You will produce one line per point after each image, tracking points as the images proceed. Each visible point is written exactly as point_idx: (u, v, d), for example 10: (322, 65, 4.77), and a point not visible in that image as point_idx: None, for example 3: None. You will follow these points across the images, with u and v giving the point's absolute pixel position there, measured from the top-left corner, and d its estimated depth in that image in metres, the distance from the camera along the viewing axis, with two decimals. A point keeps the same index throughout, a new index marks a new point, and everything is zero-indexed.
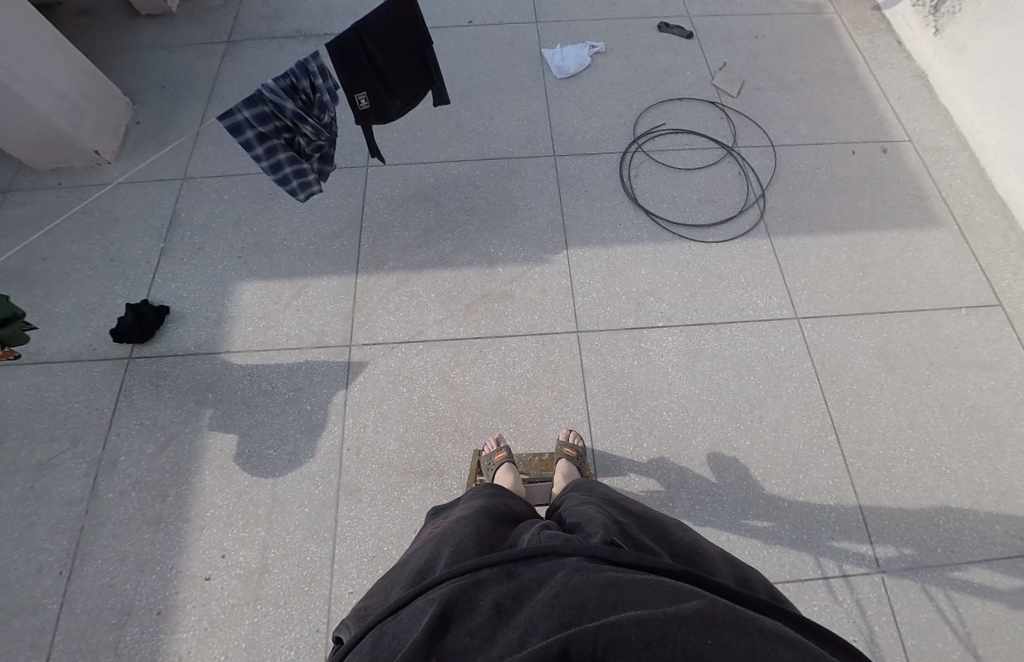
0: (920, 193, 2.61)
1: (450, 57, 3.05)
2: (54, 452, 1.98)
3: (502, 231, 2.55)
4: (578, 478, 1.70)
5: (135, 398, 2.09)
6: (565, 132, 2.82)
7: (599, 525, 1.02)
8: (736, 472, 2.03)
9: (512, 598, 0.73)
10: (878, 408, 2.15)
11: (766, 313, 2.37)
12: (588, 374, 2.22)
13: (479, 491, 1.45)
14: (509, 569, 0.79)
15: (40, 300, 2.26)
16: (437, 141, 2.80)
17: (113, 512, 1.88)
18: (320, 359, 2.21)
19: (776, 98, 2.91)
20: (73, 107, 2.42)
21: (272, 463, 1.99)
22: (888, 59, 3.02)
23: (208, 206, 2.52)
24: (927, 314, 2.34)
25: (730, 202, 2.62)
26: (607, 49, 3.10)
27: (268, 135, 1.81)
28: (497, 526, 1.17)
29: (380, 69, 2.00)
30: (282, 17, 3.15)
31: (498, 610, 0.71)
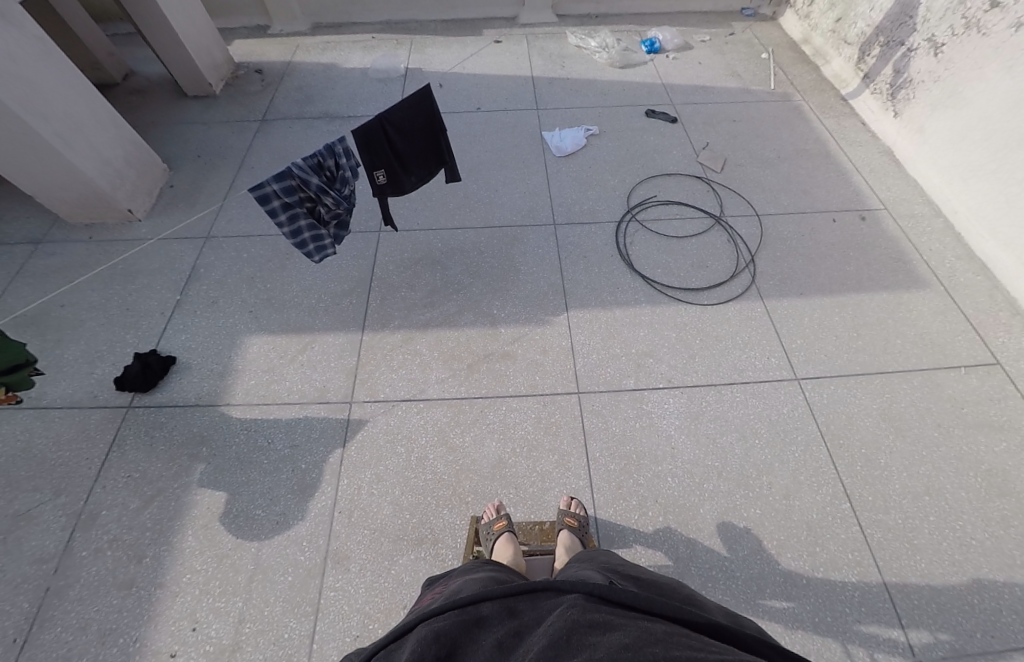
0: (906, 259, 2.71)
1: (458, 138, 3.36)
2: (34, 503, 1.90)
3: (505, 293, 2.64)
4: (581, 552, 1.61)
5: (128, 449, 2.05)
6: (564, 203, 3.02)
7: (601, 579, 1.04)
8: (748, 544, 1.92)
9: (512, 635, 0.78)
10: (890, 473, 2.08)
11: (766, 374, 2.37)
12: (590, 437, 2.19)
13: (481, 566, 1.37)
14: (510, 607, 0.84)
15: (50, 345, 2.31)
16: (444, 210, 3.00)
17: (84, 572, 1.76)
18: (319, 415, 2.19)
19: (759, 173, 3.15)
20: (115, 172, 2.65)
21: (260, 524, 1.90)
22: (856, 139, 3.31)
23: (226, 265, 2.65)
24: (927, 373, 2.34)
25: (723, 268, 2.74)
26: (601, 131, 3.41)
27: (292, 204, 1.97)
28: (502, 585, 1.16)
29: (399, 150, 2.20)
30: (312, 102, 3.53)
31: (498, 647, 0.76)
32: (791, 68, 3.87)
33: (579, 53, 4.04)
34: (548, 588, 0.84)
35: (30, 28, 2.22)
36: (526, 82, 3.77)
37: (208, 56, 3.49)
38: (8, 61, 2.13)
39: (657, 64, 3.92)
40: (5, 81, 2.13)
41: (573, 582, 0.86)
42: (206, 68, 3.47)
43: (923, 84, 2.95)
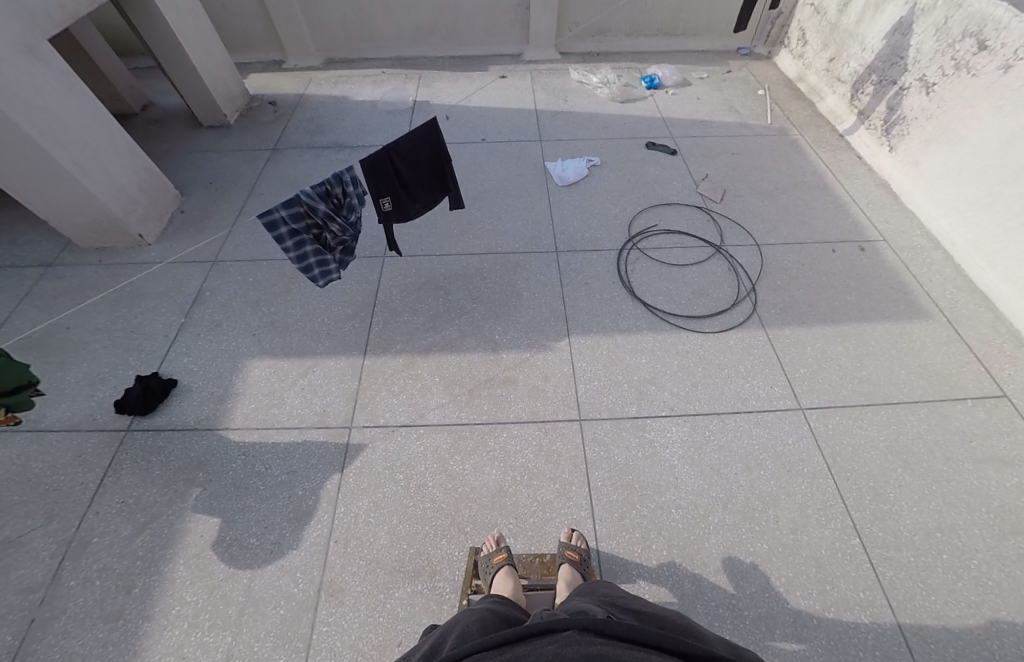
0: (906, 290, 2.72)
1: (463, 167, 3.45)
2: (25, 529, 1.87)
3: (507, 319, 2.65)
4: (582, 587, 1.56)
5: (123, 474, 2.02)
6: (566, 231, 3.07)
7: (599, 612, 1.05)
8: (755, 581, 1.86)
9: None
10: (900, 508, 2.03)
11: (769, 403, 2.35)
12: (591, 465, 2.15)
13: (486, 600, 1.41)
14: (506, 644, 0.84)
15: (53, 367, 2.31)
16: (448, 236, 3.05)
17: (71, 603, 1.72)
18: (318, 440, 2.17)
19: (758, 204, 3.20)
20: (128, 198, 2.71)
21: (254, 553, 1.86)
22: (853, 172, 3.38)
23: (231, 288, 2.68)
24: (933, 405, 2.31)
25: (724, 296, 2.75)
26: (602, 162, 3.49)
27: (299, 230, 2.00)
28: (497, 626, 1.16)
29: (404, 178, 2.25)
30: (322, 132, 3.64)
31: None
32: (787, 103, 3.99)
33: (581, 87, 4.18)
34: (545, 626, 0.85)
35: (56, 63, 2.32)
36: (529, 115, 3.89)
37: (224, 88, 3.62)
38: (32, 93, 2.21)
39: (656, 99, 4.04)
40: (28, 111, 2.20)
41: (570, 618, 0.86)
42: (221, 100, 3.59)
43: (916, 120, 3.03)
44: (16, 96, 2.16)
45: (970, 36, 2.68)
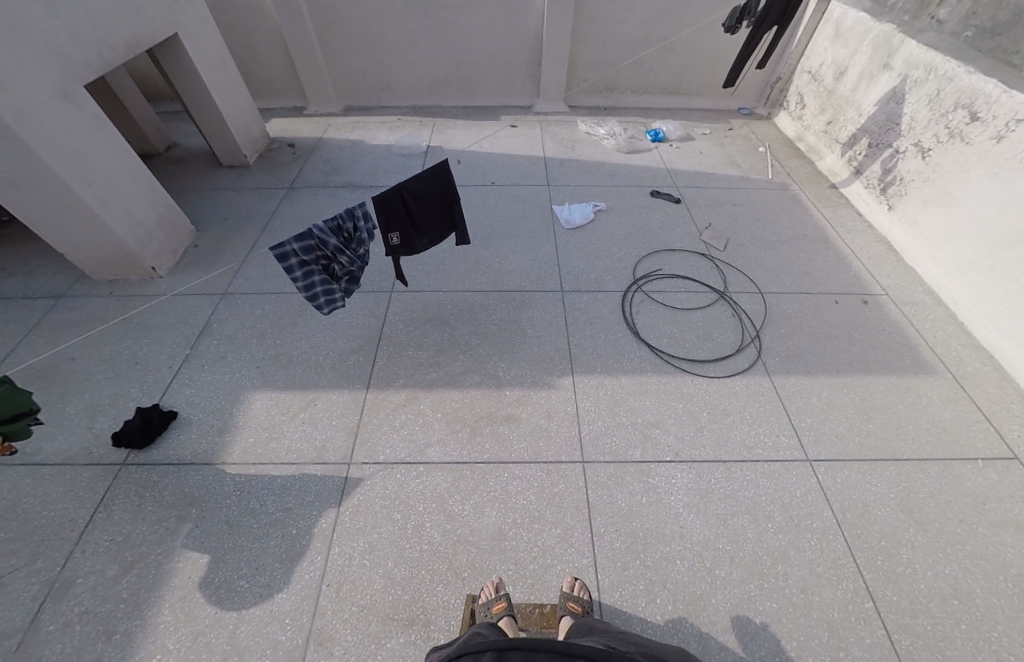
0: (909, 344, 2.75)
1: (473, 208, 3.55)
2: (8, 567, 1.80)
3: (512, 356, 2.66)
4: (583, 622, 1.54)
5: (115, 509, 1.97)
6: (572, 272, 3.12)
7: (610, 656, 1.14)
8: (765, 643, 1.78)
9: None
10: (915, 571, 1.97)
11: (775, 452, 2.32)
12: (594, 511, 2.10)
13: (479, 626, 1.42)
14: None
15: (54, 397, 2.30)
16: (456, 273, 3.09)
17: (47, 650, 1.63)
18: (316, 475, 2.12)
19: (759, 252, 3.28)
20: (145, 233, 2.77)
21: (242, 596, 1.79)
22: (851, 227, 3.48)
23: (238, 320, 2.70)
24: (943, 463, 2.28)
25: (728, 341, 2.77)
26: (608, 207, 3.60)
27: (309, 262, 2.05)
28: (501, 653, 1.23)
29: (414, 215, 2.32)
30: (337, 172, 3.78)
31: None
32: (786, 160, 4.16)
33: (588, 138, 4.37)
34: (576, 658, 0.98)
35: (89, 107, 2.45)
36: (538, 161, 4.04)
37: (247, 130, 3.79)
38: (63, 133, 2.31)
39: (661, 151, 4.22)
40: (57, 151, 2.30)
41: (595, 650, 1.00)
42: (243, 142, 3.75)
43: (913, 182, 3.15)
44: (48, 137, 2.25)
45: (962, 108, 2.83)
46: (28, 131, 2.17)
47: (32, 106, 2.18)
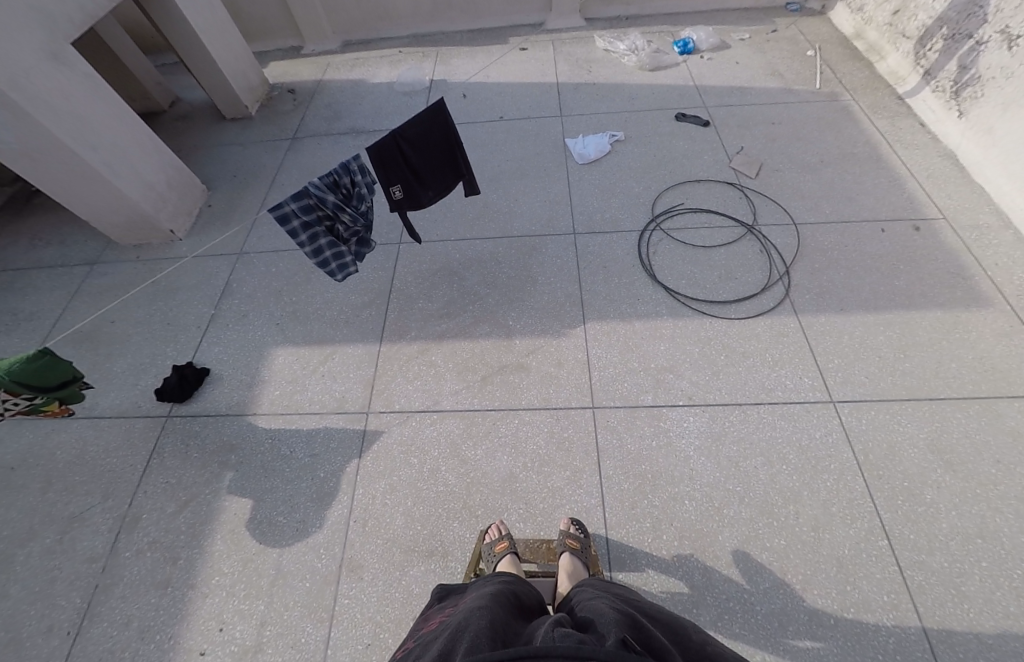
0: (965, 274, 2.47)
1: (482, 147, 3.37)
2: (86, 506, 2.10)
3: (521, 304, 2.62)
4: (600, 579, 1.44)
5: (166, 456, 2.22)
6: (585, 212, 2.95)
7: (608, 624, 0.97)
8: (770, 577, 1.82)
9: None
10: (937, 511, 1.91)
11: (796, 394, 2.24)
12: (603, 454, 2.14)
13: (491, 578, 1.38)
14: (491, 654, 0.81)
15: (101, 360, 2.53)
16: (466, 220, 3.02)
17: (127, 572, 1.93)
18: (338, 425, 2.27)
19: (797, 178, 2.95)
20: (159, 196, 2.86)
21: (281, 531, 2.01)
22: (913, 141, 3.04)
23: (257, 279, 2.80)
24: (986, 403, 2.13)
25: (754, 280, 2.59)
26: (627, 137, 3.31)
27: (311, 223, 1.97)
28: (509, 605, 1.18)
29: (414, 164, 2.20)
30: (340, 117, 3.66)
31: None
32: (838, 65, 3.60)
33: (607, 57, 3.93)
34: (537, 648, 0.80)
35: (80, 66, 2.43)
36: (550, 89, 3.72)
37: (244, 80, 3.69)
38: (61, 98, 2.34)
39: (690, 65, 3.75)
40: (58, 117, 2.34)
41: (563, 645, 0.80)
42: (242, 92, 3.68)
43: (993, 81, 2.66)
44: (47, 104, 2.29)
45: None
46: (26, 99, 2.20)
47: (24, 71, 2.19)
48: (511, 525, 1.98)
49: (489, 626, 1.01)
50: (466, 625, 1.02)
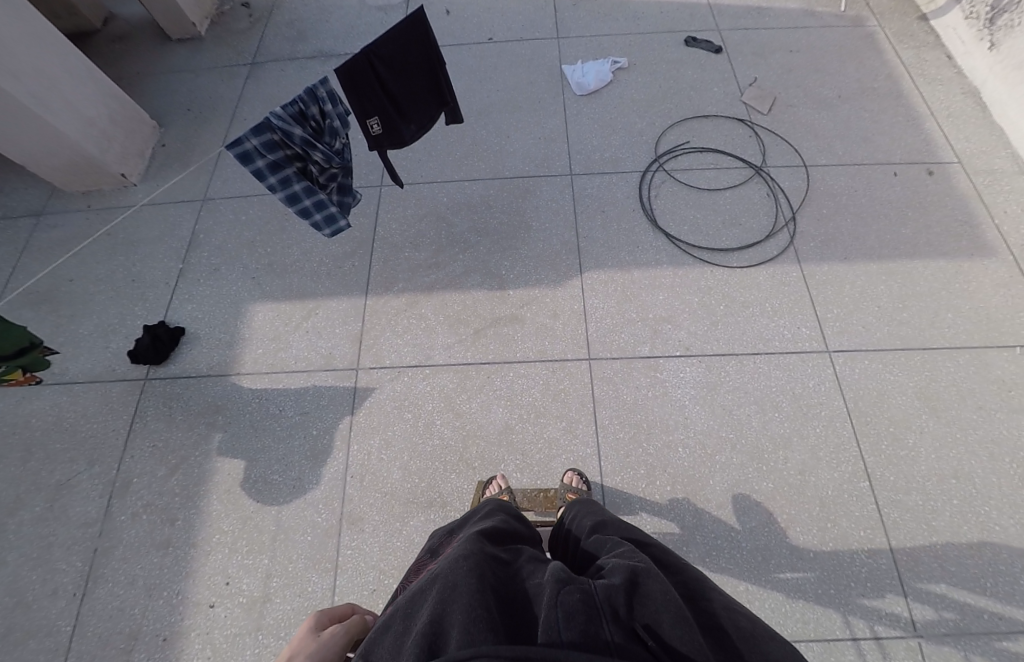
0: (971, 221, 2.41)
1: (469, 74, 3.03)
2: (72, 472, 2.04)
3: (515, 253, 2.48)
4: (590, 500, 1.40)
5: (149, 419, 2.13)
6: (583, 150, 2.74)
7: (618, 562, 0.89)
8: (756, 516, 1.89)
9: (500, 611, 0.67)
10: (918, 454, 1.98)
11: (793, 344, 2.22)
12: (599, 404, 2.13)
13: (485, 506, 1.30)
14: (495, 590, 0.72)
15: (66, 320, 2.35)
16: (452, 158, 2.77)
17: (124, 535, 1.92)
18: (327, 383, 2.19)
19: (810, 114, 2.76)
20: (102, 133, 2.54)
21: (278, 489, 1.99)
22: (936, 74, 2.84)
23: (226, 227, 2.58)
24: (976, 353, 2.15)
25: (759, 226, 2.48)
26: (630, 65, 3.01)
27: (279, 162, 1.72)
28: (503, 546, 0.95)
29: (393, 93, 1.93)
30: (305, 36, 3.23)
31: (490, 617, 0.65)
32: None
33: None
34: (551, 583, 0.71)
35: None
36: (546, 5, 3.31)
37: None
38: None
39: None
40: None
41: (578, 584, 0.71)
42: (187, 3, 3.19)
43: None
44: None
45: None
46: None
47: None
48: (509, 477, 1.99)
49: (483, 574, 0.75)
50: (452, 572, 0.76)
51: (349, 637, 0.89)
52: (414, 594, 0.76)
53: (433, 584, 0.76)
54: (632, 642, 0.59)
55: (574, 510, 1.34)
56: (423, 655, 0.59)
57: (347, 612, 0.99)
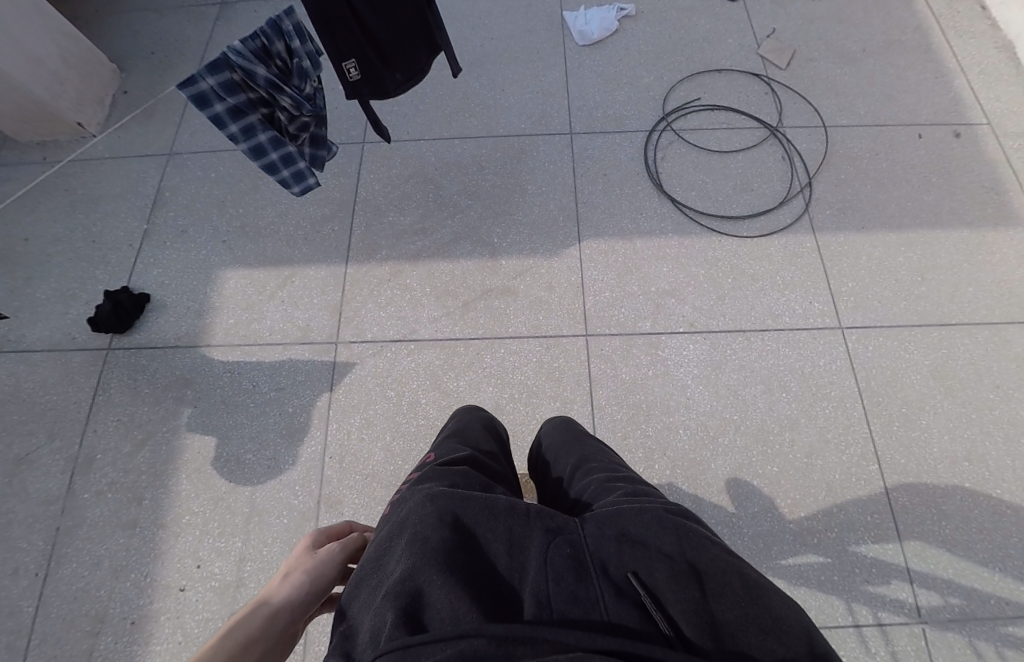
0: (998, 188, 2.24)
1: (462, 21, 2.78)
2: (32, 446, 1.91)
3: (508, 220, 2.31)
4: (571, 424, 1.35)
5: (114, 392, 1.99)
6: (584, 108, 2.53)
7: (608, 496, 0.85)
8: (759, 502, 1.78)
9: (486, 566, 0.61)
10: (930, 435, 1.86)
11: (803, 320, 2.07)
12: (596, 383, 1.99)
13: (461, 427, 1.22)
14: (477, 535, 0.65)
15: (21, 283, 2.18)
16: (443, 114, 2.56)
17: (89, 514, 1.80)
18: (304, 357, 2.04)
19: (830, 71, 2.54)
20: (53, 76, 2.30)
21: (251, 469, 1.86)
22: (966, 27, 2.62)
23: (197, 186, 2.39)
24: (996, 329, 2.01)
25: (772, 191, 2.30)
26: (637, 13, 2.76)
27: (241, 107, 1.53)
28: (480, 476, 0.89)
29: (372, 31, 1.69)
30: None
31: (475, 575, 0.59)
32: None
33: None
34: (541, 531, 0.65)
35: None
36: None
37: None
38: None
39: None
40: None
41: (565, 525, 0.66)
42: None
43: None
44: None
45: None
46: None
47: None
48: None
49: (458, 512, 0.68)
50: (423, 515, 0.67)
51: (348, 553, 0.92)
52: (385, 540, 0.69)
53: (404, 529, 0.68)
54: (629, 604, 0.55)
55: (553, 439, 1.28)
56: (399, 623, 0.52)
57: (344, 530, 1.05)
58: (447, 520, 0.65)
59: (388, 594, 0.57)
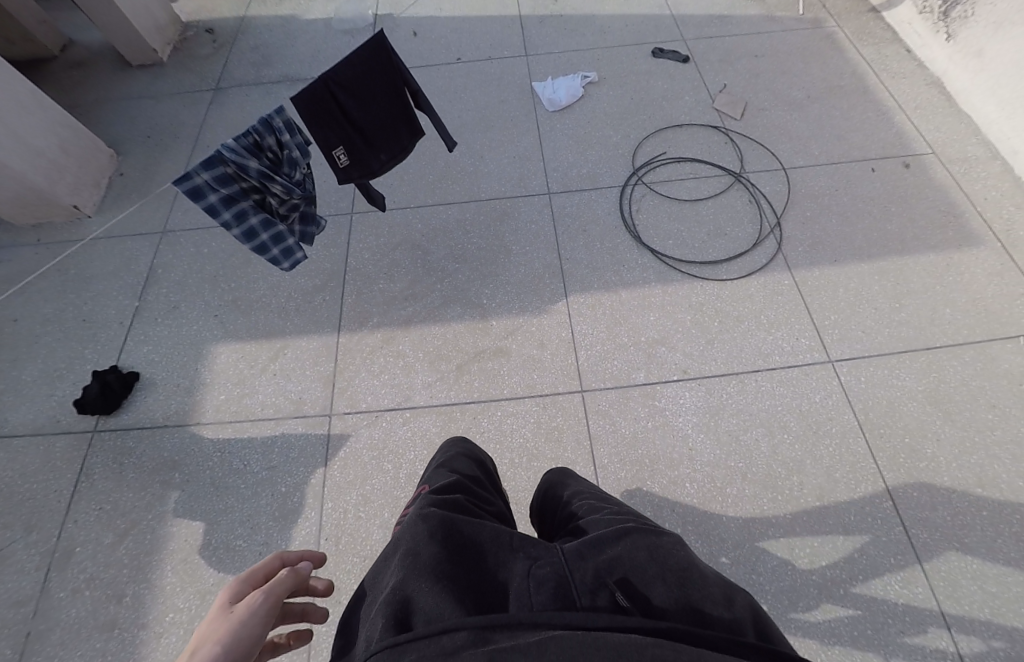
0: (955, 211, 2.37)
1: (438, 95, 2.95)
2: (7, 540, 1.79)
3: (495, 279, 2.35)
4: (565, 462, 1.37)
5: (96, 479, 1.90)
6: (559, 168, 2.66)
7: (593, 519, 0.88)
8: (777, 555, 1.71)
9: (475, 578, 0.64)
10: (938, 464, 1.84)
11: (793, 357, 2.09)
12: (596, 443, 1.94)
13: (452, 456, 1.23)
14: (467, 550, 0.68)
15: (8, 364, 2.15)
16: (425, 182, 2.66)
17: (64, 615, 1.66)
18: (297, 432, 1.99)
19: (783, 118, 2.73)
20: (52, 164, 2.37)
21: (241, 556, 1.75)
22: (898, 69, 2.86)
23: (187, 262, 2.41)
24: (980, 346, 2.06)
25: (744, 235, 2.40)
26: (600, 79, 2.97)
27: (233, 195, 1.58)
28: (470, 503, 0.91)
29: (358, 121, 1.78)
30: (271, 62, 3.13)
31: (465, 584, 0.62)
32: None
33: None
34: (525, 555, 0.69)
35: None
36: (512, 23, 3.28)
37: (149, 17, 3.10)
38: None
39: None
40: None
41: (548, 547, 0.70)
42: (147, 31, 3.09)
43: None
44: None
45: None
46: None
47: None
48: None
49: (449, 530, 0.71)
50: (413, 532, 0.70)
51: (275, 606, 0.65)
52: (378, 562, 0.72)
53: (396, 549, 0.70)
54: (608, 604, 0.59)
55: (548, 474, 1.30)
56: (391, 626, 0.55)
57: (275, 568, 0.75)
58: (436, 535, 0.69)
59: (381, 603, 0.60)
